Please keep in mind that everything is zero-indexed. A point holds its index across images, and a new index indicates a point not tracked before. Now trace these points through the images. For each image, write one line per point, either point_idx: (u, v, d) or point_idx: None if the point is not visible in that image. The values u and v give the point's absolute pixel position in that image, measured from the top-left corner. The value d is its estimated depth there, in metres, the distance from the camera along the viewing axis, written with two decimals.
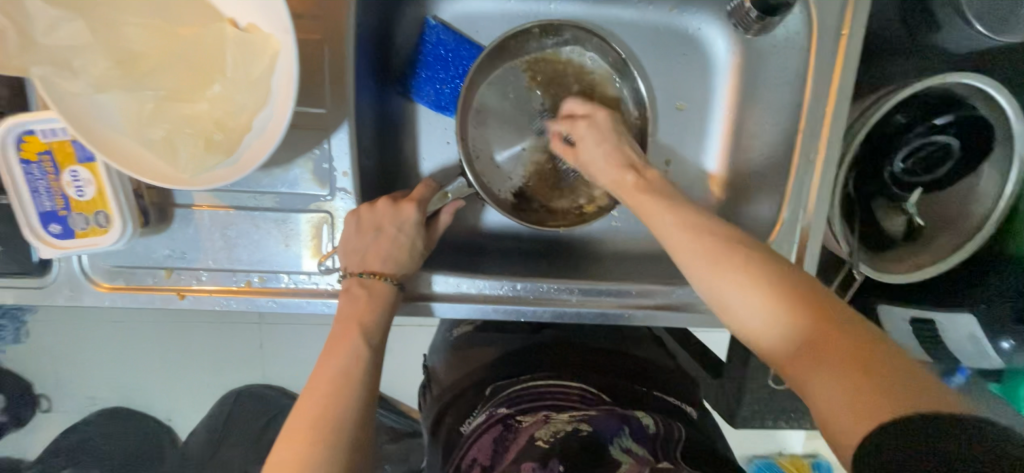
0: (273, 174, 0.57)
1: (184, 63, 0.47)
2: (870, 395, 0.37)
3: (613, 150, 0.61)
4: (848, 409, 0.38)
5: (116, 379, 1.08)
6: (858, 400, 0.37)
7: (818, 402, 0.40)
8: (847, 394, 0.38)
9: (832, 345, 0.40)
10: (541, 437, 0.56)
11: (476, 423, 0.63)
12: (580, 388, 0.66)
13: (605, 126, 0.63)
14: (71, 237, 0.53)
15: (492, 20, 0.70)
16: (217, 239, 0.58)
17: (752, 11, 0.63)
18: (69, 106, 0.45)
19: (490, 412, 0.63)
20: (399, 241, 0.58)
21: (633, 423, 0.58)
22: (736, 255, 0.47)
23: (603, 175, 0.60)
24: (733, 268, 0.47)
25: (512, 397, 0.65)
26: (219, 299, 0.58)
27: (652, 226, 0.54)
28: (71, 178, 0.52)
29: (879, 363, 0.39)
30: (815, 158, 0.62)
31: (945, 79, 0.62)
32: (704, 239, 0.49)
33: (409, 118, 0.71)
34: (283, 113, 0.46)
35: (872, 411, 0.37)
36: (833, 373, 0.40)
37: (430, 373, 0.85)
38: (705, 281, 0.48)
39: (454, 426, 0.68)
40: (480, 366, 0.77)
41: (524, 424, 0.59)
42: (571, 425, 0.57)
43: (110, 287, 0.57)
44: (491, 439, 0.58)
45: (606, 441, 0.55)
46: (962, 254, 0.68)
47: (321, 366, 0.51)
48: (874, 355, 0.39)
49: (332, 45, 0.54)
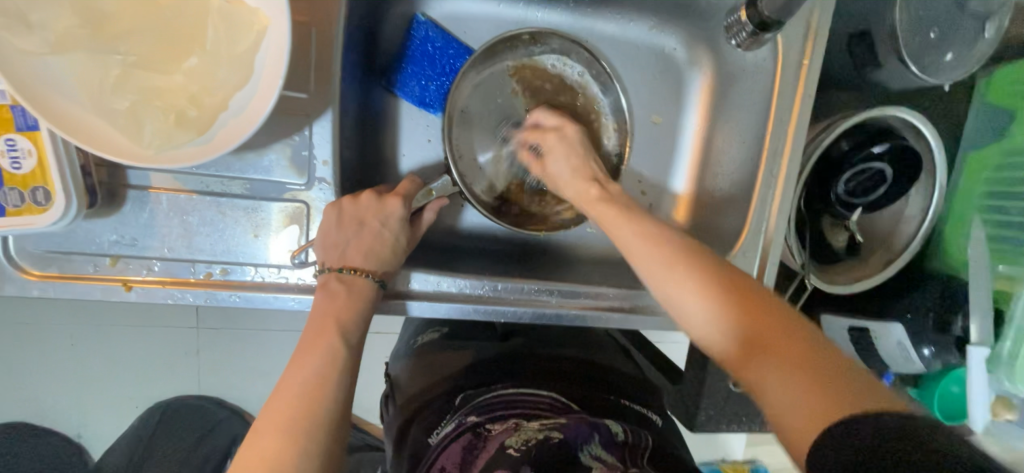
0: (246, 159, 0.53)
1: (160, 30, 0.43)
2: (817, 393, 0.39)
3: (581, 165, 0.62)
4: (801, 407, 0.40)
5: (21, 388, 0.94)
6: (804, 396, 0.40)
7: (769, 400, 0.42)
8: (798, 391, 0.40)
9: (781, 343, 0.43)
10: (513, 445, 0.53)
11: (445, 432, 0.61)
12: (550, 396, 0.66)
13: (568, 147, 0.63)
14: (1, 214, 0.47)
15: (481, 24, 0.71)
16: (176, 226, 0.53)
17: (748, 27, 0.65)
18: (13, 64, 0.39)
19: (460, 420, 0.62)
20: (382, 237, 0.56)
21: (602, 429, 0.56)
22: (694, 261, 0.50)
23: (569, 187, 0.62)
24: (679, 274, 0.50)
25: (483, 404, 0.64)
26: (173, 292, 0.52)
27: (614, 219, 0.56)
28: (5, 147, 0.46)
29: (824, 365, 0.41)
30: (778, 175, 0.67)
31: (882, 112, 0.71)
32: (661, 242, 0.52)
33: (391, 113, 0.69)
34: (267, 92, 0.44)
35: (824, 407, 0.38)
36: (783, 372, 0.42)
37: (393, 381, 0.82)
38: (665, 285, 0.51)
39: (421, 436, 0.65)
40: (449, 373, 0.75)
41: (495, 432, 0.57)
42: (542, 433, 0.55)
43: (41, 275, 0.50)
44: (461, 447, 0.56)
45: (575, 449, 0.52)
46: (892, 268, 0.78)
47: (291, 370, 0.47)
48: (815, 354, 0.42)
49: (321, 29, 0.52)
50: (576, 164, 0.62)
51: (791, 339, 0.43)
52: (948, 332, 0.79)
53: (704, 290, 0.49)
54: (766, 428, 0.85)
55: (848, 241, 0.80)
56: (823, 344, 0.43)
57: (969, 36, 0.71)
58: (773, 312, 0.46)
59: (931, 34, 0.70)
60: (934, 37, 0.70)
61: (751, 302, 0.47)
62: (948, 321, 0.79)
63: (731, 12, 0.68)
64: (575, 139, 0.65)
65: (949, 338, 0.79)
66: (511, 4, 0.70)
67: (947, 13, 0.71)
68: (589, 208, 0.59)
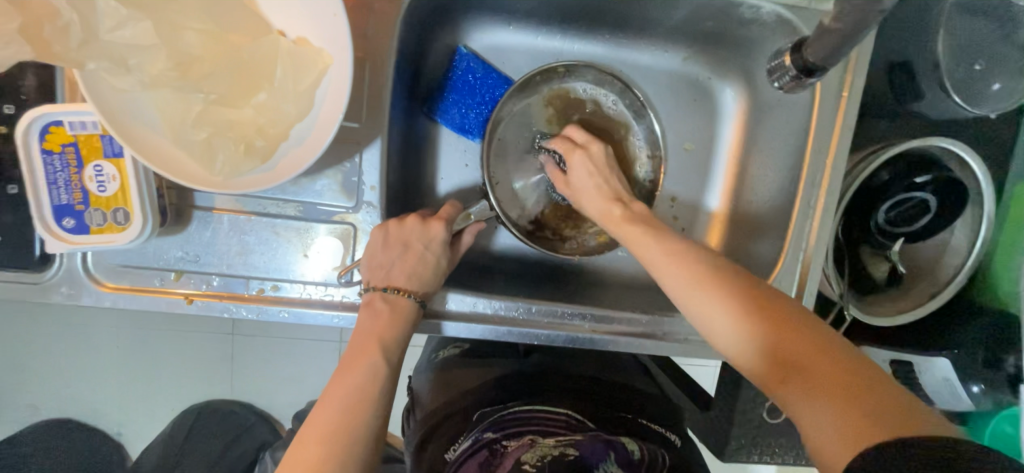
0: (300, 184, 0.57)
1: (232, 69, 0.47)
2: (852, 418, 0.39)
3: (603, 183, 0.64)
4: (833, 434, 0.39)
5: (74, 386, 1.00)
6: (844, 419, 0.39)
7: (805, 427, 0.41)
8: (830, 414, 0.40)
9: (819, 367, 0.42)
10: (528, 461, 0.53)
11: (462, 449, 0.62)
12: (566, 414, 0.65)
13: (598, 162, 0.65)
14: (85, 233, 0.51)
15: (519, 54, 0.74)
16: (234, 244, 0.56)
17: (792, 70, 0.63)
18: (109, 102, 0.44)
19: (476, 437, 0.62)
20: (425, 259, 0.58)
21: (617, 448, 0.56)
22: (721, 277, 0.49)
23: (592, 204, 0.63)
24: (709, 287, 0.49)
25: (499, 421, 0.64)
26: (229, 306, 0.56)
27: (638, 237, 0.56)
28: (93, 173, 0.51)
29: (857, 389, 0.40)
30: (816, 205, 0.66)
31: (925, 142, 0.70)
32: (690, 256, 0.52)
33: (431, 138, 0.72)
34: (326, 125, 0.47)
35: (859, 433, 0.38)
36: (823, 402, 0.41)
37: (414, 396, 0.83)
38: (692, 306, 0.50)
39: (439, 452, 0.67)
40: (470, 388, 0.76)
41: (510, 449, 0.57)
42: (557, 450, 0.55)
43: (114, 287, 0.55)
44: (478, 463, 0.57)
45: (590, 466, 0.52)
46: (937, 301, 0.75)
47: (333, 386, 0.49)
48: (852, 377, 0.41)
49: (374, 64, 0.56)
50: (599, 183, 0.64)
51: (826, 361, 0.42)
52: (998, 368, 0.76)
53: (734, 306, 0.47)
54: (799, 461, 0.83)
55: (890, 271, 0.78)
56: (862, 366, 0.42)
57: (1016, 68, 0.69)
58: (805, 332, 0.45)
59: (975, 66, 0.69)
60: (979, 68, 0.69)
61: (786, 323, 0.45)
62: (998, 357, 0.77)
63: (777, 54, 0.66)
64: (600, 158, 0.66)
65: (1001, 375, 0.76)
66: (549, 36, 0.73)
67: (994, 44, 0.70)
68: (614, 228, 0.60)
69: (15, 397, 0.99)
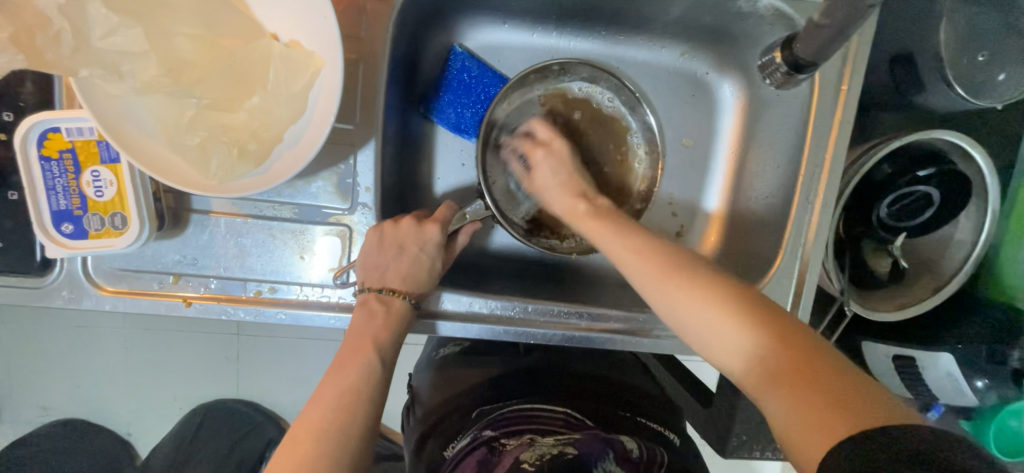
0: (296, 186, 0.57)
1: (225, 74, 0.47)
2: (820, 409, 0.38)
3: (567, 180, 0.65)
4: (803, 426, 0.38)
5: (81, 388, 1.02)
6: (811, 411, 0.38)
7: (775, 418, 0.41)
8: (800, 406, 0.39)
9: (786, 359, 0.42)
10: (528, 460, 0.53)
11: (461, 446, 0.62)
12: (564, 412, 0.65)
13: (560, 157, 0.67)
14: (83, 237, 0.52)
15: (515, 52, 0.73)
16: (231, 247, 0.57)
17: (781, 67, 0.64)
18: (104, 108, 0.45)
19: (476, 434, 0.63)
20: (420, 260, 0.58)
21: (616, 446, 0.56)
22: (690, 269, 0.50)
23: (557, 203, 0.64)
24: (679, 279, 0.49)
25: (499, 419, 0.65)
26: (227, 308, 0.57)
27: (597, 231, 0.58)
28: (91, 178, 0.51)
29: (824, 379, 0.40)
30: (815, 200, 0.66)
31: (926, 135, 0.68)
32: (656, 248, 0.53)
33: (427, 138, 0.72)
34: (319, 128, 0.47)
35: (825, 424, 0.37)
36: (789, 393, 0.40)
37: (414, 394, 0.83)
38: (660, 302, 0.50)
39: (437, 450, 0.67)
40: (468, 385, 0.77)
41: (509, 447, 0.57)
42: (557, 448, 0.55)
43: (113, 291, 0.55)
44: (477, 461, 0.57)
45: (588, 463, 0.52)
46: (941, 295, 0.74)
47: (326, 383, 0.50)
48: (818, 367, 0.40)
49: (367, 65, 0.56)
50: (564, 177, 0.65)
51: (794, 352, 0.42)
52: (1002, 363, 0.76)
53: (706, 295, 0.47)
54: None
55: (892, 265, 0.77)
56: (826, 358, 0.41)
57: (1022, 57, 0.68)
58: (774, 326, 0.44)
59: (979, 56, 0.68)
60: (983, 59, 0.68)
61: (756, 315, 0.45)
62: (1002, 352, 0.76)
63: (766, 52, 0.67)
64: (563, 153, 0.68)
65: (1005, 370, 0.76)
66: (545, 34, 0.73)
67: (997, 34, 0.68)
68: (575, 222, 0.61)
69: (24, 399, 1.01)
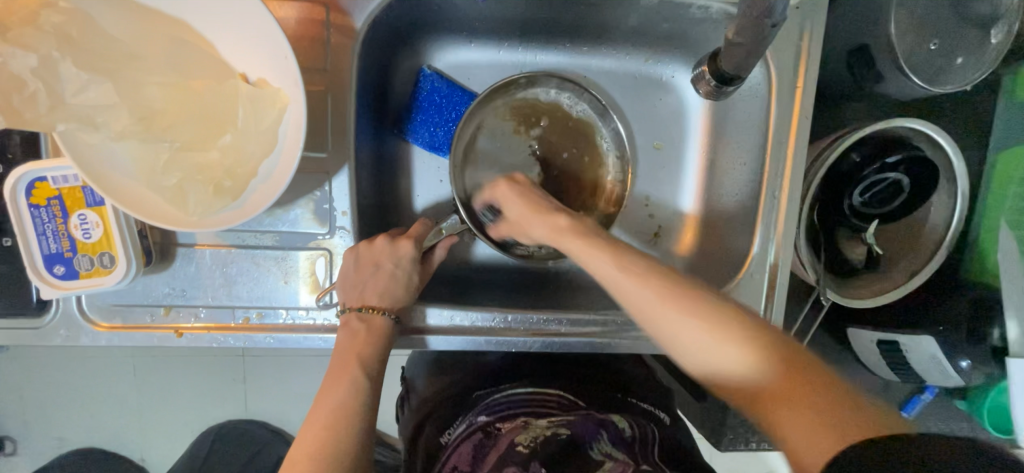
0: (275, 214, 0.59)
1: (198, 117, 0.50)
2: (829, 418, 0.39)
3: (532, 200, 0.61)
4: (809, 438, 0.39)
5: (92, 418, 1.05)
6: (814, 428, 0.39)
7: (781, 435, 0.41)
8: (801, 423, 0.40)
9: (786, 379, 0.42)
10: (521, 442, 0.54)
11: (457, 432, 0.62)
12: (557, 393, 0.66)
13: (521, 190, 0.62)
14: (75, 278, 0.54)
15: (483, 70, 0.76)
16: (218, 277, 0.59)
17: (710, 81, 0.65)
18: (83, 154, 0.47)
19: (471, 420, 0.62)
20: (396, 276, 0.61)
21: (610, 428, 0.57)
22: (668, 282, 0.49)
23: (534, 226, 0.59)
24: (671, 300, 0.47)
25: (492, 404, 0.64)
26: (217, 336, 0.59)
27: (585, 251, 0.53)
28: (78, 222, 0.54)
29: (819, 395, 0.40)
30: (781, 195, 0.67)
31: (889, 124, 0.71)
32: (641, 264, 0.51)
33: (404, 158, 0.74)
34: (288, 160, 0.50)
35: (827, 434, 0.38)
36: (792, 411, 0.40)
37: (408, 383, 0.85)
38: (655, 323, 0.48)
39: (433, 437, 0.66)
40: (461, 376, 0.77)
41: (504, 431, 0.57)
42: (550, 430, 0.56)
43: (108, 326, 0.58)
44: (472, 446, 0.57)
45: (583, 444, 0.53)
46: (916, 279, 0.76)
47: (318, 402, 0.52)
48: (816, 383, 0.41)
49: (335, 95, 0.58)
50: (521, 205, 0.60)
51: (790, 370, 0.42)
52: (984, 341, 0.77)
53: (696, 312, 0.46)
54: None
55: (867, 254, 0.79)
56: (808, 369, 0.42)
57: (973, 42, 0.69)
58: (766, 341, 0.44)
59: (930, 46, 0.69)
60: (935, 48, 0.69)
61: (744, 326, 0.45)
62: (983, 330, 0.77)
63: (697, 65, 0.68)
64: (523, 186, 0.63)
65: (987, 348, 0.77)
66: (511, 49, 0.75)
67: (950, 21, 0.69)
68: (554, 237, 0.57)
69: (38, 432, 1.04)
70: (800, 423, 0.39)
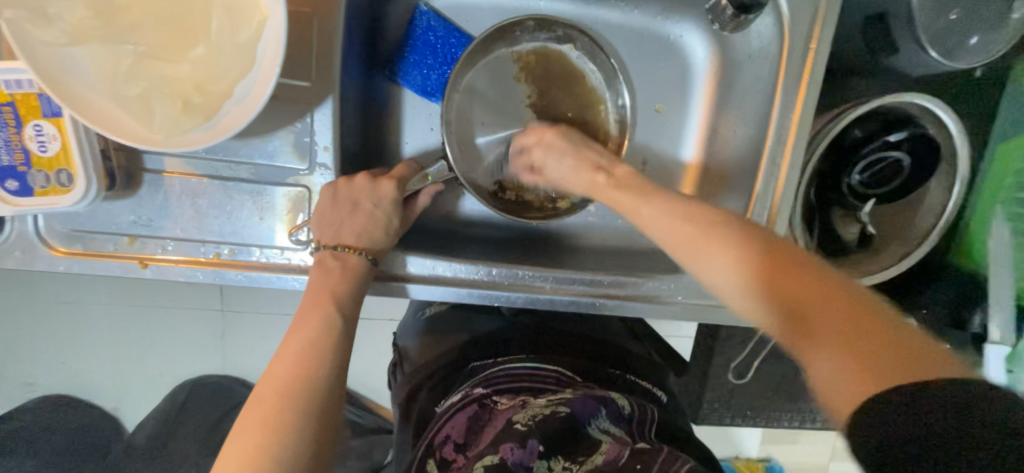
0: (252, 144, 0.56)
1: (158, 21, 0.47)
2: (867, 358, 0.36)
3: (578, 161, 0.60)
4: (842, 381, 0.36)
5: (59, 362, 1.01)
6: (857, 367, 0.35)
7: (816, 373, 0.38)
8: (844, 361, 0.36)
9: (837, 316, 0.38)
10: (520, 420, 0.51)
11: (450, 403, 0.59)
12: (557, 370, 0.64)
13: (562, 147, 0.62)
14: (29, 194, 0.51)
15: (482, 12, 0.71)
16: (188, 208, 0.56)
17: (728, 8, 0.66)
18: (39, 54, 0.43)
19: (466, 391, 0.60)
20: (375, 217, 0.58)
21: (609, 404, 0.56)
22: (718, 223, 0.47)
23: (573, 183, 0.60)
24: (713, 237, 0.46)
25: (489, 377, 0.62)
26: (186, 270, 0.56)
27: (631, 203, 0.53)
28: (33, 132, 0.50)
29: (873, 334, 0.37)
30: (781, 164, 0.66)
31: (896, 98, 0.68)
32: (687, 207, 0.49)
33: (393, 101, 0.71)
34: (267, 79, 0.46)
35: (869, 376, 0.35)
36: (837, 348, 0.37)
37: (402, 352, 0.78)
38: (693, 262, 0.47)
39: (431, 405, 0.65)
40: (455, 344, 0.74)
41: (502, 408, 0.55)
42: (549, 408, 0.53)
43: (67, 252, 0.55)
44: (467, 418, 0.55)
45: (584, 422, 0.51)
46: (907, 261, 0.74)
47: (287, 342, 0.49)
48: (880, 330, 0.37)
49: (321, 19, 0.54)
50: (574, 160, 0.60)
51: (851, 312, 0.38)
52: (964, 329, 0.79)
53: (744, 250, 0.44)
54: (772, 422, 0.86)
55: (859, 233, 0.77)
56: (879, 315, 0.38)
57: (992, 18, 0.67)
58: (810, 276, 0.41)
59: (951, 17, 0.67)
60: (955, 19, 0.67)
61: (798, 266, 0.42)
62: (964, 317, 0.79)
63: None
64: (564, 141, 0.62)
65: (966, 336, 0.79)
66: None
67: None
68: (601, 195, 0.57)
69: (4, 374, 1.01)
70: (837, 363, 0.36)
